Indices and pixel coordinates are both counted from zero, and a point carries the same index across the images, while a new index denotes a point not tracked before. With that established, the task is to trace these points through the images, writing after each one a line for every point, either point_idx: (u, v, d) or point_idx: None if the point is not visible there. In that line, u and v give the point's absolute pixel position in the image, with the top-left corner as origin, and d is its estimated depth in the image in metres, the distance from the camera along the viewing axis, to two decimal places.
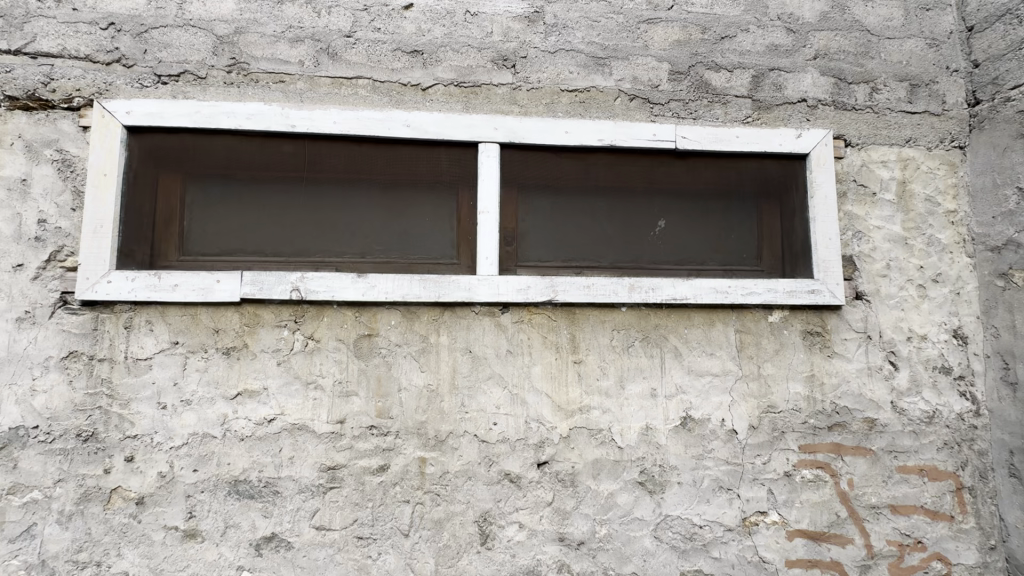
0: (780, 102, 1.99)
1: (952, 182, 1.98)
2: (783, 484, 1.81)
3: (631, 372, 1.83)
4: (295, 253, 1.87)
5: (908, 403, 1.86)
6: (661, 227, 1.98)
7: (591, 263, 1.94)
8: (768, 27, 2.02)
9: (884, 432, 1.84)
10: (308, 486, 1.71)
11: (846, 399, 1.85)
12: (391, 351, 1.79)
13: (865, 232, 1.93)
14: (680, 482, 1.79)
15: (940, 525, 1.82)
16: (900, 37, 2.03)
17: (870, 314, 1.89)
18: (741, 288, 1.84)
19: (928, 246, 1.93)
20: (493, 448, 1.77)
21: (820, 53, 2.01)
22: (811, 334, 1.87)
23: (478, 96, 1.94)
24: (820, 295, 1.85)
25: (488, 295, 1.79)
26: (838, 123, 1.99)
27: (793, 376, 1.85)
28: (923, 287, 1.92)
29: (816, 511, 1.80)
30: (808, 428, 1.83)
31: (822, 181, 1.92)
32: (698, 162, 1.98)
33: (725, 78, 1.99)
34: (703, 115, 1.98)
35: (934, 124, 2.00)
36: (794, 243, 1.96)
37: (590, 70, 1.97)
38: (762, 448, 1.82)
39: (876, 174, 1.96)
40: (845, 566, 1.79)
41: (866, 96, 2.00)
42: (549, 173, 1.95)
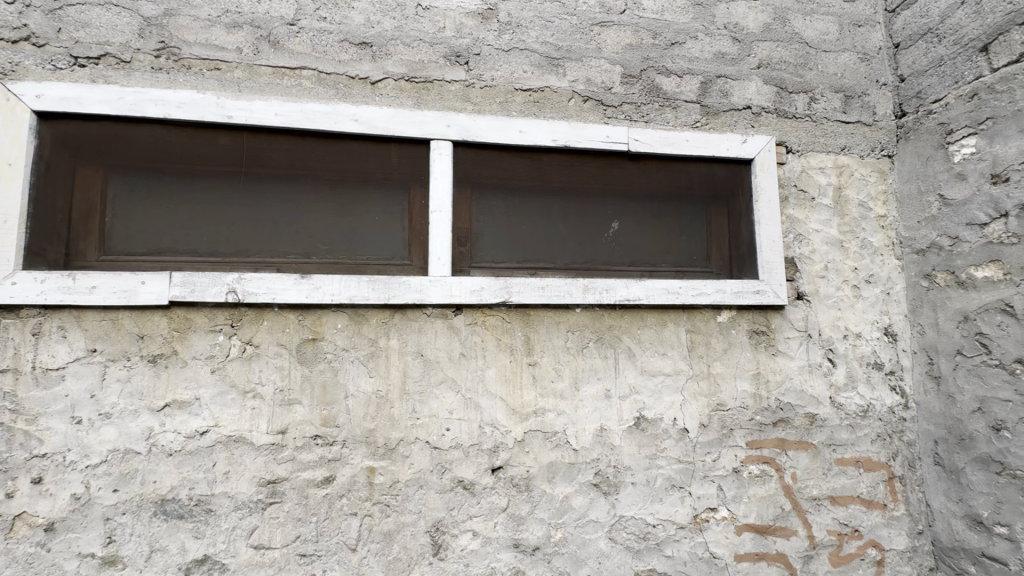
0: (726, 108, 2.05)
1: (881, 189, 2.09)
2: (732, 481, 1.85)
3: (586, 373, 1.82)
4: (233, 252, 1.75)
5: (845, 398, 1.95)
6: (615, 228, 1.99)
7: (546, 265, 1.92)
8: (715, 36, 2.08)
9: (823, 426, 1.92)
10: (244, 503, 1.59)
11: (789, 395, 1.92)
12: (337, 356, 1.70)
13: (805, 235, 2.02)
14: (634, 482, 1.80)
15: (875, 513, 1.92)
16: (835, 51, 2.14)
17: (810, 314, 1.97)
18: (691, 288, 1.88)
19: (861, 248, 2.04)
20: (446, 455, 1.71)
21: (764, 62, 2.09)
22: (757, 333, 1.93)
23: (431, 92, 1.89)
24: (765, 295, 1.91)
25: (440, 296, 1.74)
26: (780, 131, 2.07)
27: (740, 374, 1.90)
28: (857, 287, 2.02)
29: (762, 505, 1.86)
30: (755, 424, 1.89)
31: (766, 185, 1.99)
32: (650, 164, 2.01)
33: (675, 82, 2.03)
34: (654, 118, 2.01)
35: (865, 134, 2.11)
36: (741, 245, 2.01)
37: (545, 70, 1.96)
38: (712, 445, 1.86)
39: (814, 180, 2.06)
40: (789, 557, 1.85)
41: (806, 105, 2.10)
42: (503, 173, 1.92)
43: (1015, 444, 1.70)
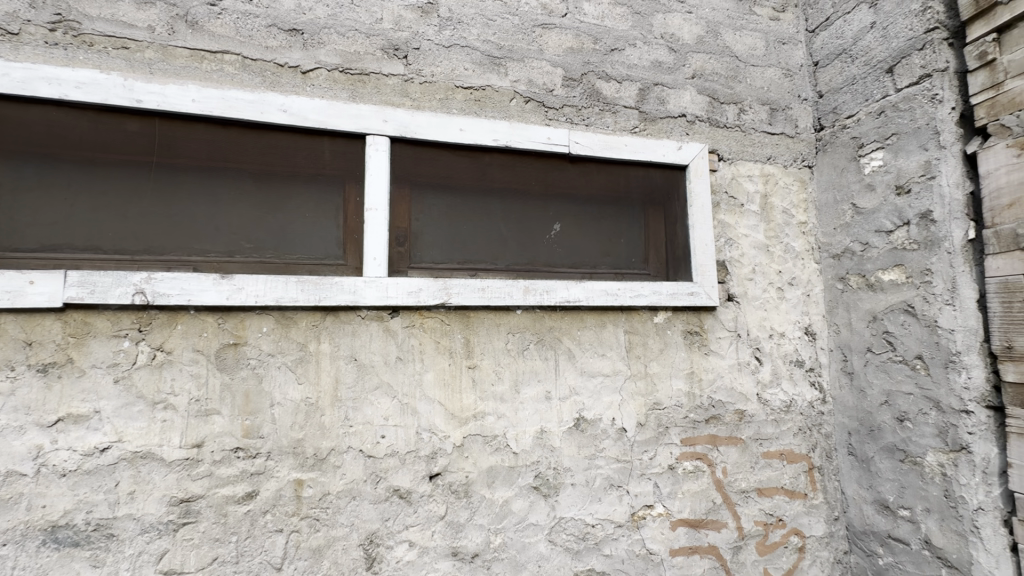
0: (663, 115, 2.11)
1: (802, 197, 2.23)
2: (668, 477, 1.90)
3: (526, 375, 1.81)
4: (142, 249, 1.59)
5: (770, 394, 2.06)
6: (556, 230, 1.99)
7: (487, 266, 1.89)
8: (653, 45, 2.13)
9: (751, 422, 2.02)
10: (153, 525, 1.45)
11: (720, 393, 2.00)
12: (262, 362, 1.59)
13: (734, 239, 2.11)
14: (573, 483, 1.81)
15: (797, 502, 2.03)
16: (762, 65, 2.26)
17: (740, 315, 2.07)
18: (629, 290, 1.91)
19: (784, 252, 2.16)
20: (381, 463, 1.64)
21: (698, 73, 2.17)
22: (691, 334, 2.00)
23: (367, 84, 1.81)
24: (698, 297, 1.98)
25: (376, 298, 1.67)
26: (712, 139, 2.15)
27: (676, 374, 1.96)
28: (782, 289, 2.14)
29: (696, 500, 1.92)
30: (688, 422, 1.95)
31: (699, 191, 2.07)
32: (590, 167, 2.03)
33: (615, 88, 2.07)
34: (594, 122, 2.03)
35: (789, 145, 2.25)
36: (676, 248, 2.07)
37: (486, 69, 1.93)
38: (649, 444, 1.90)
39: (743, 188, 2.16)
40: (720, 549, 1.92)
41: (736, 115, 2.20)
42: (443, 172, 1.88)
43: (916, 434, 1.82)
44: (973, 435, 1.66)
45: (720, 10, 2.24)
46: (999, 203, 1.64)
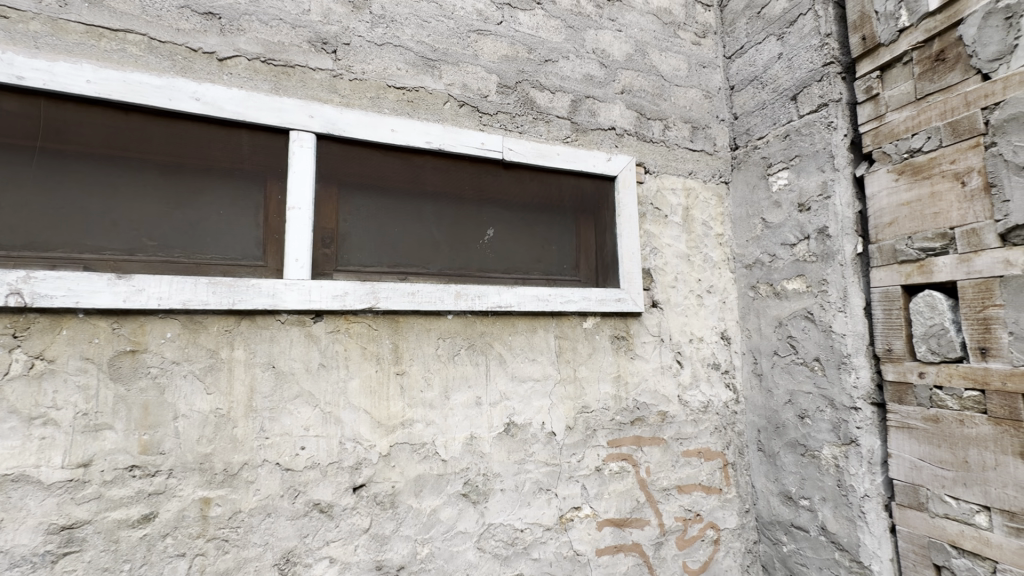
0: (594, 127, 2.19)
1: (719, 211, 2.39)
2: (595, 479, 1.95)
3: (456, 381, 1.79)
4: (22, 244, 1.41)
5: (690, 395, 2.17)
6: (490, 235, 1.99)
7: (419, 270, 1.85)
8: (585, 59, 2.21)
9: (672, 423, 2.12)
10: (25, 558, 1.28)
11: (644, 395, 2.08)
12: (165, 371, 1.45)
13: (658, 249, 2.22)
14: (503, 489, 1.81)
15: (712, 497, 2.16)
16: (685, 86, 2.40)
17: (663, 320, 2.17)
18: (560, 296, 1.95)
19: (703, 262, 2.31)
20: (300, 476, 1.55)
21: (627, 89, 2.27)
22: (618, 338, 2.07)
23: (291, 77, 1.73)
24: (624, 303, 2.06)
25: (297, 302, 1.58)
26: (639, 153, 2.25)
27: (603, 377, 2.02)
28: (701, 296, 2.27)
29: (621, 500, 1.98)
30: (615, 424, 2.01)
31: (627, 201, 2.16)
32: (524, 174, 2.05)
33: (548, 98, 2.11)
34: (528, 130, 2.06)
35: (708, 162, 2.40)
36: (605, 256, 2.14)
37: (419, 70, 1.91)
38: (577, 446, 1.94)
39: (667, 200, 2.28)
40: (643, 546, 1.99)
41: (661, 131, 2.32)
42: (373, 172, 1.82)
43: (814, 429, 1.98)
44: (861, 429, 1.83)
45: (648, 31, 2.36)
46: (882, 222, 1.84)
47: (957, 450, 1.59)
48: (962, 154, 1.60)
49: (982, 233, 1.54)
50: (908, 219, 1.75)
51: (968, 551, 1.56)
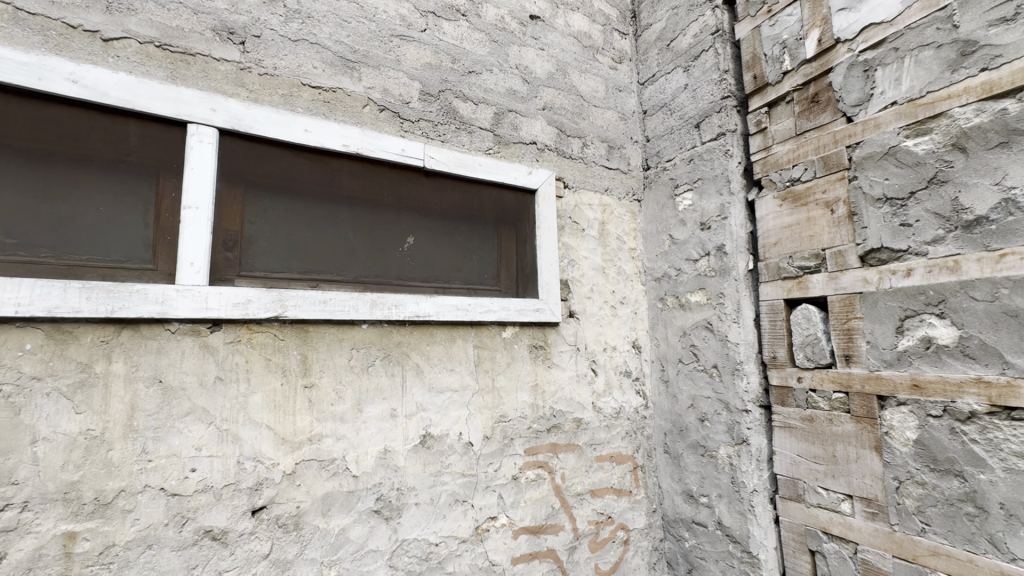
0: (516, 141, 2.23)
1: (632, 226, 2.54)
2: (511, 488, 1.96)
3: (370, 393, 1.72)
4: None
5: (603, 402, 2.27)
6: (410, 243, 1.95)
7: (332, 277, 1.77)
8: (508, 73, 2.25)
9: (586, 429, 2.19)
10: None
11: (560, 403, 2.14)
12: (21, 388, 1.27)
13: (576, 260, 2.30)
14: (417, 502, 1.76)
15: (623, 499, 2.26)
16: (602, 107, 2.53)
17: (579, 330, 2.25)
18: (480, 306, 1.96)
19: (617, 274, 2.43)
20: (189, 502, 1.42)
21: (548, 106, 2.35)
22: (536, 348, 2.11)
23: (191, 66, 1.60)
24: (543, 313, 2.11)
25: (191, 309, 1.45)
26: (559, 168, 2.33)
27: (521, 386, 2.05)
28: (614, 307, 2.38)
29: (536, 507, 2.01)
30: (532, 432, 2.05)
31: (546, 214, 2.22)
32: (446, 183, 2.05)
33: (471, 109, 2.13)
34: (450, 139, 2.07)
35: (622, 180, 2.54)
36: (525, 266, 2.18)
37: (337, 70, 1.84)
38: (494, 456, 1.94)
39: (585, 215, 2.37)
40: (557, 552, 2.03)
41: (579, 148, 2.42)
42: (284, 173, 1.73)
43: (712, 431, 2.14)
44: (751, 429, 2.01)
45: (569, 52, 2.46)
46: (769, 242, 2.04)
47: (827, 446, 1.79)
48: (832, 186, 1.83)
49: (846, 254, 1.76)
50: (789, 240, 1.96)
51: (836, 535, 1.76)
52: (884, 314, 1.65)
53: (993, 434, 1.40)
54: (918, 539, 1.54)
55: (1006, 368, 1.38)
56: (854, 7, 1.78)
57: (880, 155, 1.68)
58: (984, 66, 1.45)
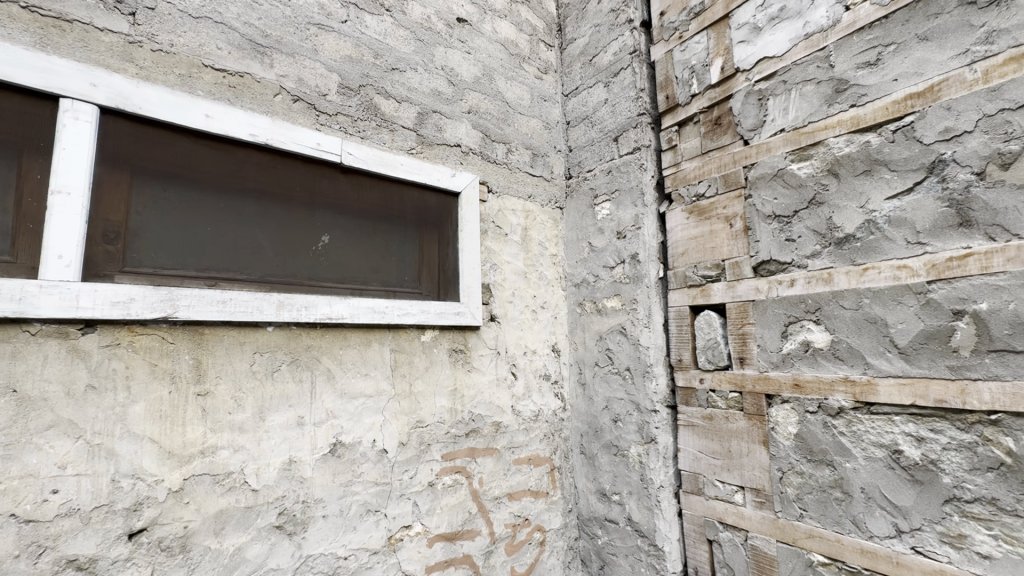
0: (439, 142, 2.21)
1: (554, 233, 2.60)
2: (427, 494, 1.92)
3: (275, 400, 1.61)
4: None
5: (522, 405, 2.29)
6: (324, 242, 1.86)
7: (235, 276, 1.64)
8: (433, 74, 2.23)
9: (505, 432, 2.20)
10: None
11: (479, 407, 2.13)
12: None
13: (498, 265, 2.32)
14: (325, 515, 1.67)
15: (540, 501, 2.29)
16: (527, 115, 2.58)
17: (500, 334, 2.26)
18: (397, 308, 1.91)
19: (538, 279, 2.47)
20: (49, 529, 1.25)
21: (473, 110, 2.35)
22: (456, 351, 2.09)
23: (67, 33, 1.41)
24: (463, 316, 2.10)
25: (58, 308, 1.28)
26: (482, 172, 2.34)
27: (440, 391, 2.02)
28: (535, 311, 2.43)
29: (453, 513, 1.99)
30: (450, 437, 2.02)
31: (469, 217, 2.21)
32: (365, 181, 1.97)
33: (394, 107, 2.08)
34: (370, 136, 2.00)
35: (545, 187, 2.60)
36: (447, 269, 2.16)
37: (246, 54, 1.72)
38: (410, 463, 1.89)
39: (508, 219, 2.39)
40: (473, 557, 2.02)
41: (504, 154, 2.44)
42: (180, 161, 1.58)
43: (624, 431, 2.23)
44: (659, 429, 2.12)
45: (495, 58, 2.49)
46: (677, 252, 2.18)
47: (724, 442, 1.93)
48: (731, 202, 1.99)
49: (742, 265, 1.92)
50: (694, 251, 2.10)
51: (730, 524, 1.90)
52: (772, 320, 1.81)
53: (856, 427, 1.59)
54: (797, 523, 1.71)
55: (867, 368, 1.57)
56: (751, 41, 1.95)
57: (771, 176, 1.85)
58: (853, 103, 1.65)
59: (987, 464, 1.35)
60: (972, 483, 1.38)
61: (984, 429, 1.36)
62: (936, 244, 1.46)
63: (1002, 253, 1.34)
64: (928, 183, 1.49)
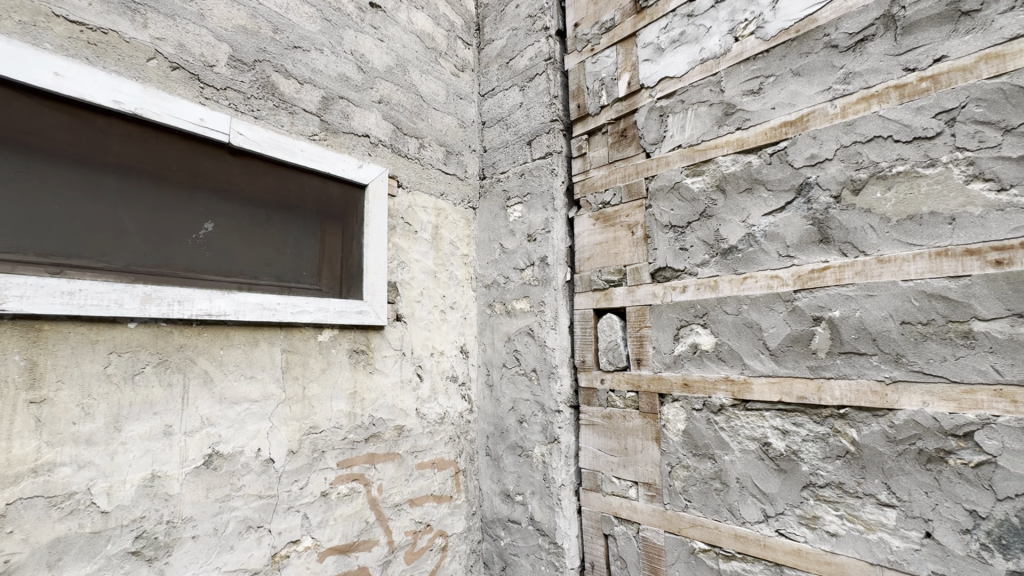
0: (346, 130, 2.09)
1: (466, 233, 2.57)
2: (319, 506, 1.79)
3: (135, 408, 1.42)
4: None
5: (427, 408, 2.22)
6: (207, 229, 1.66)
7: (89, 263, 1.42)
8: (340, 58, 2.10)
9: (408, 436, 2.13)
10: None
11: (381, 410, 2.03)
12: None
13: (406, 263, 2.23)
14: (195, 536, 1.50)
15: (443, 505, 2.25)
16: (442, 111, 2.52)
17: (405, 335, 2.18)
18: (291, 305, 1.77)
19: (448, 279, 2.43)
20: None
21: (384, 100, 2.25)
22: (357, 352, 1.98)
23: None
24: (366, 316, 1.99)
25: None
26: (393, 165, 2.24)
27: (337, 394, 1.89)
28: (444, 311, 2.37)
29: (349, 524, 1.87)
30: (347, 443, 1.90)
31: (376, 211, 2.10)
32: (257, 166, 1.80)
33: (294, 88, 1.93)
34: (266, 117, 1.83)
35: (458, 186, 2.56)
36: (350, 266, 2.03)
37: (112, 8, 1.49)
38: (300, 472, 1.75)
39: (418, 216, 2.32)
40: (369, 569, 1.92)
41: (416, 149, 2.36)
42: (20, 124, 1.33)
43: (529, 432, 2.26)
44: (561, 429, 2.17)
45: (410, 49, 2.40)
46: (583, 256, 2.25)
47: (621, 439, 2.02)
48: (633, 211, 2.09)
49: (641, 271, 2.03)
50: (599, 256, 2.18)
51: (624, 518, 1.99)
52: (666, 323, 1.93)
53: (734, 422, 1.73)
54: (682, 514, 1.83)
55: (744, 368, 1.72)
56: (655, 60, 2.07)
57: (668, 189, 1.97)
58: (739, 126, 1.80)
59: (837, 453, 1.53)
60: (825, 469, 1.56)
61: (835, 422, 1.55)
62: (801, 257, 1.64)
63: (852, 267, 1.53)
64: (796, 203, 1.67)
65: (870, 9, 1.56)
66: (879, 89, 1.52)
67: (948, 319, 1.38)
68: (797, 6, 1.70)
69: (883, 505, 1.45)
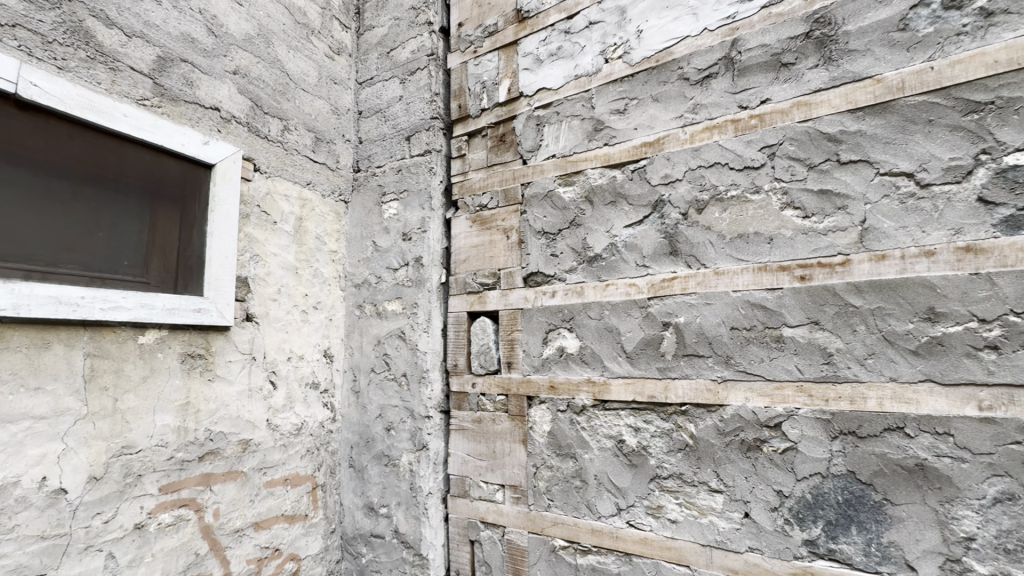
0: (188, 99, 1.80)
1: (335, 227, 2.38)
2: (131, 541, 1.51)
3: None
4: None
5: (281, 419, 2.00)
6: None
7: None
8: (185, 15, 1.80)
9: (256, 451, 1.88)
10: None
11: (221, 423, 1.77)
12: None
13: (261, 256, 1.99)
14: None
15: (297, 526, 2.04)
16: (312, 94, 2.31)
17: (257, 337, 1.94)
18: (101, 300, 1.46)
19: (312, 277, 2.22)
20: None
21: (241, 72, 1.99)
22: (192, 357, 1.71)
23: None
24: (206, 315, 1.72)
25: None
26: (248, 146, 1.99)
27: (162, 407, 1.61)
28: (305, 312, 2.16)
29: (171, 559, 1.60)
30: (173, 464, 1.62)
31: (223, 196, 1.83)
32: (60, 128, 1.47)
33: (119, 40, 1.61)
34: (75, 69, 1.50)
35: (328, 176, 2.36)
36: (188, 257, 1.74)
37: None
38: (105, 502, 1.46)
39: (278, 205, 2.08)
40: None
41: (279, 131, 2.13)
42: None
43: (396, 440, 2.15)
44: (431, 435, 2.09)
45: (276, 20, 2.16)
46: (459, 258, 2.21)
47: (489, 443, 2.02)
48: (508, 215, 2.11)
49: (514, 275, 2.05)
50: (474, 259, 2.17)
51: (490, 522, 1.98)
52: (536, 327, 1.98)
53: (595, 421, 1.83)
54: (545, 513, 1.87)
55: (604, 370, 1.83)
56: (534, 69, 2.12)
57: (542, 196, 2.03)
58: (606, 142, 1.92)
59: (679, 446, 1.69)
60: (669, 462, 1.70)
61: (677, 418, 1.70)
62: (655, 268, 1.79)
63: (694, 278, 1.71)
64: (651, 218, 1.82)
65: (714, 50, 1.76)
66: (720, 121, 1.72)
67: (765, 326, 1.60)
68: (657, 38, 1.86)
69: (713, 491, 1.63)
